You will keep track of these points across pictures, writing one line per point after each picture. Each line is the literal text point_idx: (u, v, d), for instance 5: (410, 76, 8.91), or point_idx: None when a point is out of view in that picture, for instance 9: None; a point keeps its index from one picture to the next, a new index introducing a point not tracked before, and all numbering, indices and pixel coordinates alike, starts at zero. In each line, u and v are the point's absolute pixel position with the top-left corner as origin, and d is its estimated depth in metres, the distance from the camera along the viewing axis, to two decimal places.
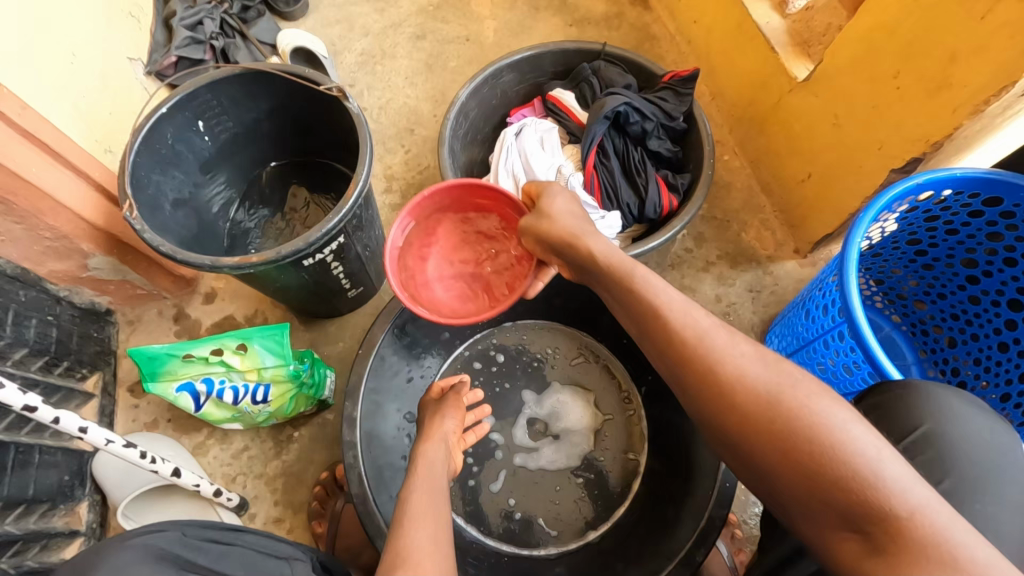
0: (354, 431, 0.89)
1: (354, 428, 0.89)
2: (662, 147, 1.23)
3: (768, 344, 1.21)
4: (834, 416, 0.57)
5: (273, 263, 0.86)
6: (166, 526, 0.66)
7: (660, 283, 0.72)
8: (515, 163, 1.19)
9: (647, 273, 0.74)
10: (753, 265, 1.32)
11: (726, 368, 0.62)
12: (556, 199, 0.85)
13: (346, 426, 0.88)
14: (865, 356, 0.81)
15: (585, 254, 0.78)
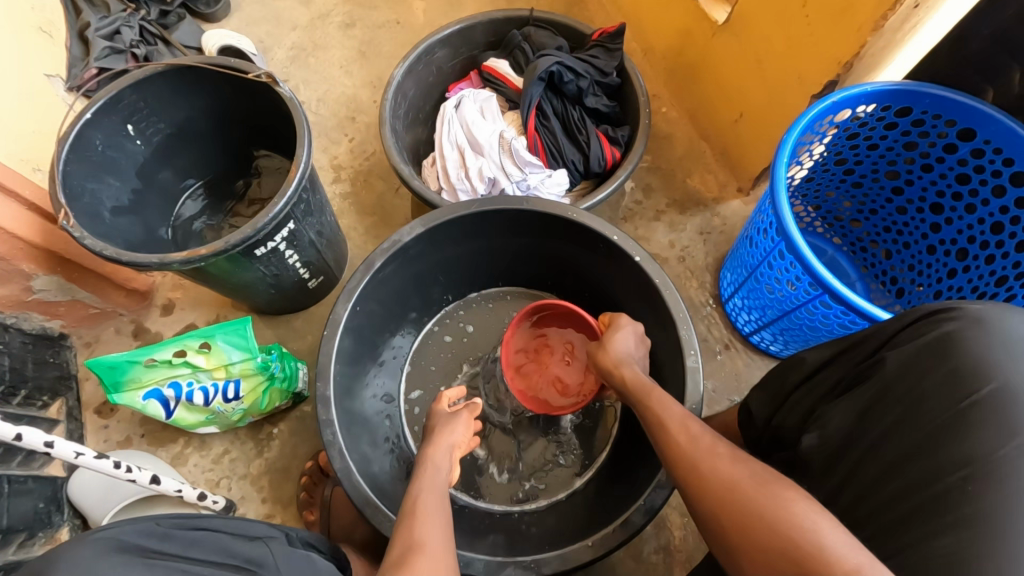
0: (330, 409, 0.87)
1: (328, 407, 0.87)
2: (599, 103, 1.26)
3: (722, 280, 1.26)
4: (788, 499, 0.55)
5: (224, 254, 0.86)
6: (134, 520, 0.65)
7: (673, 403, 0.76)
8: (457, 133, 1.19)
9: (664, 394, 0.78)
10: (701, 209, 1.37)
11: (703, 466, 0.64)
12: (620, 335, 0.92)
13: (319, 405, 0.87)
14: (803, 268, 0.86)
15: (620, 382, 0.85)
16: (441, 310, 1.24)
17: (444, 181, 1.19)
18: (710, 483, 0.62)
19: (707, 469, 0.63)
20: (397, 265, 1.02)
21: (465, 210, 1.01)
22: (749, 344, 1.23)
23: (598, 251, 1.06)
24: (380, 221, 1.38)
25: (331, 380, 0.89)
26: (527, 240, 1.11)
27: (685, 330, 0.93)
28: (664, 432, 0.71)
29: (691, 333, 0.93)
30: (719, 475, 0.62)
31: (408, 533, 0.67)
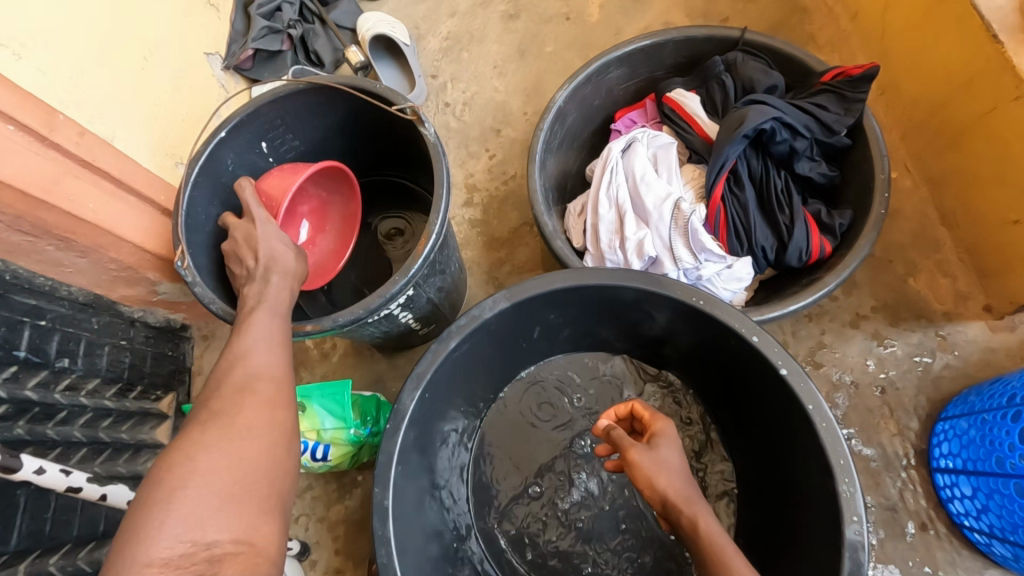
0: (386, 525, 0.73)
1: (386, 520, 0.74)
2: (814, 171, 0.95)
3: (937, 436, 0.93)
4: None
5: (329, 330, 0.73)
6: None
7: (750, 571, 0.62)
8: (620, 188, 0.96)
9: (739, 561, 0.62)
10: (922, 324, 1.02)
11: None
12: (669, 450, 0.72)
13: (375, 519, 0.73)
14: None
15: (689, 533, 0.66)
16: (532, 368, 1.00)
17: (591, 244, 0.98)
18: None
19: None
20: (477, 341, 0.85)
21: (560, 283, 0.81)
22: (958, 533, 0.91)
23: (728, 346, 0.80)
24: (506, 259, 1.21)
25: (391, 484, 0.75)
26: (638, 317, 0.88)
27: (845, 488, 0.67)
28: None
29: (856, 495, 0.66)
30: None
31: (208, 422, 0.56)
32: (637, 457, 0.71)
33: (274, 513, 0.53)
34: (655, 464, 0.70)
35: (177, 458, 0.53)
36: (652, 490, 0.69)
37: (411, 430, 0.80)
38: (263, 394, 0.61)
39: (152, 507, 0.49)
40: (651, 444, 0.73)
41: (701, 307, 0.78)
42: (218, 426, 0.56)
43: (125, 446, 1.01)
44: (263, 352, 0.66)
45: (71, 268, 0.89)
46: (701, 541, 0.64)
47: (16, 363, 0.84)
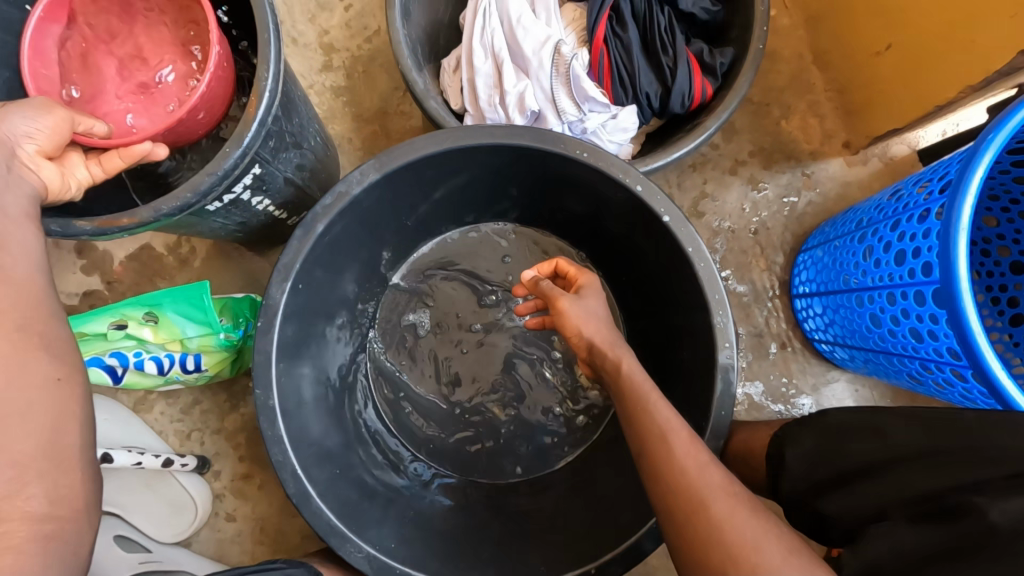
0: (274, 423, 0.69)
1: (274, 419, 0.69)
2: (698, 6, 0.89)
3: (799, 266, 1.03)
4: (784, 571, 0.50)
5: (154, 221, 0.60)
6: None
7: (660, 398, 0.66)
8: (495, 34, 0.84)
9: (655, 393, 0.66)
10: (791, 165, 1.07)
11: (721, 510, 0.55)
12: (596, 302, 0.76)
13: (261, 420, 0.68)
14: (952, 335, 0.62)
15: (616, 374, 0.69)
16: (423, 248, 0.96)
17: (469, 102, 0.87)
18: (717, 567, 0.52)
19: (750, 564, 0.51)
20: (351, 222, 0.76)
21: (433, 146, 0.72)
22: (811, 347, 1.04)
23: (613, 201, 0.79)
24: (382, 132, 1.07)
25: (274, 384, 0.70)
26: (525, 178, 0.83)
27: (719, 319, 0.71)
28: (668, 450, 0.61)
29: (729, 325, 0.71)
30: (713, 529, 0.54)
31: None
32: (566, 306, 0.74)
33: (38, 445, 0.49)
34: (584, 313, 0.74)
35: None
36: (579, 337, 0.73)
37: (287, 326, 0.72)
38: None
39: None
40: (580, 296, 0.76)
41: (586, 159, 0.74)
42: None
43: None
44: None
45: None
46: (625, 379, 0.68)
47: None
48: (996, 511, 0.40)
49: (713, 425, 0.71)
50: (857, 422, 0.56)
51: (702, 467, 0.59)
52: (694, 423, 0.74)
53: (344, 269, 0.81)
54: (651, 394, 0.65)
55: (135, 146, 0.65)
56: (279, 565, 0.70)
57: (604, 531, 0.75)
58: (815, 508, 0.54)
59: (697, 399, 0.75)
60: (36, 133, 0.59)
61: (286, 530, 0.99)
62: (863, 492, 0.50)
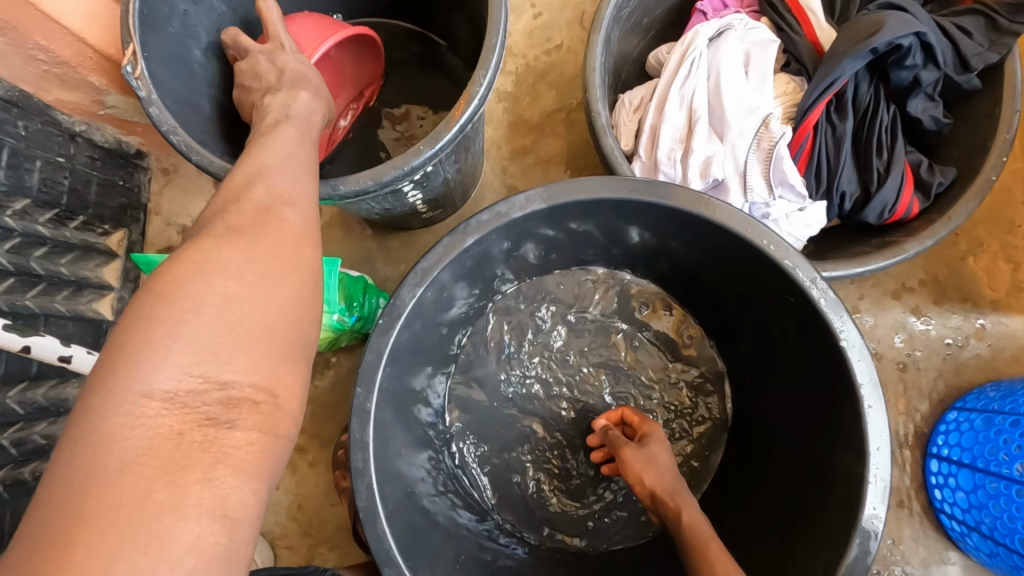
0: (366, 429, 0.65)
1: (366, 424, 0.65)
2: (928, 114, 0.79)
3: (943, 425, 0.90)
4: None
5: (326, 198, 0.57)
6: None
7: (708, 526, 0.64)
8: (698, 87, 0.78)
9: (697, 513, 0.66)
10: (965, 308, 0.95)
11: None
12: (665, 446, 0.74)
13: (354, 420, 0.64)
14: None
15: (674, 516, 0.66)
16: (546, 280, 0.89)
17: (646, 150, 0.81)
18: None
19: None
20: (498, 243, 0.71)
21: (609, 193, 0.67)
22: (931, 516, 0.91)
23: (779, 301, 0.71)
24: (531, 148, 1.03)
25: (376, 386, 0.66)
26: (677, 245, 0.77)
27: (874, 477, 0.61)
28: None
29: (886, 484, 0.61)
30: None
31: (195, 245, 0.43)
32: (629, 454, 0.73)
33: (303, 356, 0.45)
34: (643, 459, 0.72)
35: (182, 277, 0.41)
36: (642, 486, 0.71)
37: (402, 335, 0.68)
38: (290, 215, 0.48)
39: (154, 325, 0.38)
40: (643, 444, 0.74)
41: (769, 251, 0.66)
42: (241, 244, 0.44)
43: (63, 282, 0.87)
44: (292, 169, 0.52)
45: None
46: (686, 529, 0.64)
47: None
48: None
49: None
50: None
51: None
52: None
53: (473, 283, 0.77)
54: (712, 540, 0.62)
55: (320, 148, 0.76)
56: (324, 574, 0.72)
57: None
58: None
59: (817, 552, 0.65)
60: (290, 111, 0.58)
61: (322, 515, 0.96)
62: None
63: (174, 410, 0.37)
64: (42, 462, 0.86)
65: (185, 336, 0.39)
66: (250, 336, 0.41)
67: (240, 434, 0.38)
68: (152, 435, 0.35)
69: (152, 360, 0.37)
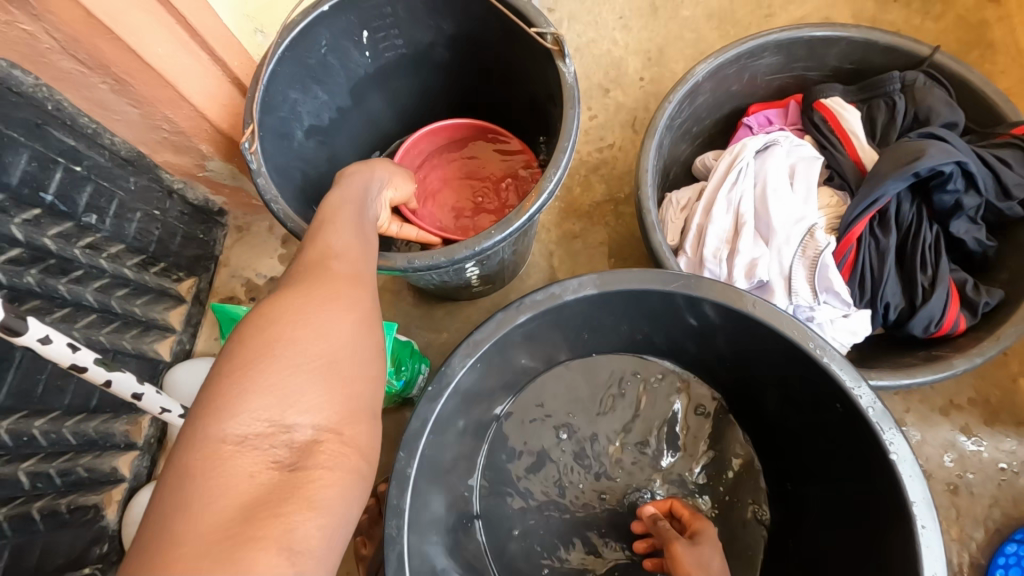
0: (404, 495, 0.65)
1: (404, 490, 0.66)
2: (971, 235, 0.81)
3: (1004, 559, 0.84)
4: None
5: (399, 269, 0.62)
6: None
7: None
8: (745, 193, 0.83)
9: None
10: (1020, 432, 0.91)
11: None
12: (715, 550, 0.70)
13: (393, 486, 0.65)
14: None
15: None
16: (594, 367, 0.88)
17: (693, 246, 0.85)
18: None
19: None
20: (548, 323, 0.74)
21: (662, 283, 0.71)
22: None
23: (827, 406, 0.70)
24: (579, 234, 1.09)
25: (418, 452, 0.67)
26: (724, 341, 0.78)
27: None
28: None
29: None
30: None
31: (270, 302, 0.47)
32: (681, 553, 0.69)
33: (371, 391, 0.47)
34: (696, 562, 0.68)
35: (257, 329, 0.44)
36: None
37: (447, 404, 0.70)
38: (347, 267, 0.52)
39: (232, 377, 0.41)
40: (694, 543, 0.70)
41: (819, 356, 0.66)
42: (309, 292, 0.48)
43: (135, 321, 0.94)
44: (348, 228, 0.57)
45: (122, 116, 0.79)
46: None
47: (40, 207, 0.75)
48: None
49: None
50: None
51: None
52: None
53: (519, 360, 0.79)
54: None
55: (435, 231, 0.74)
56: None
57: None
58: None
59: None
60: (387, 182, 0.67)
61: None
62: None
63: (247, 452, 0.38)
64: (79, 494, 0.89)
65: (260, 379, 0.41)
66: (320, 376, 0.43)
67: (307, 470, 0.39)
68: (228, 473, 0.37)
69: (231, 403, 0.40)
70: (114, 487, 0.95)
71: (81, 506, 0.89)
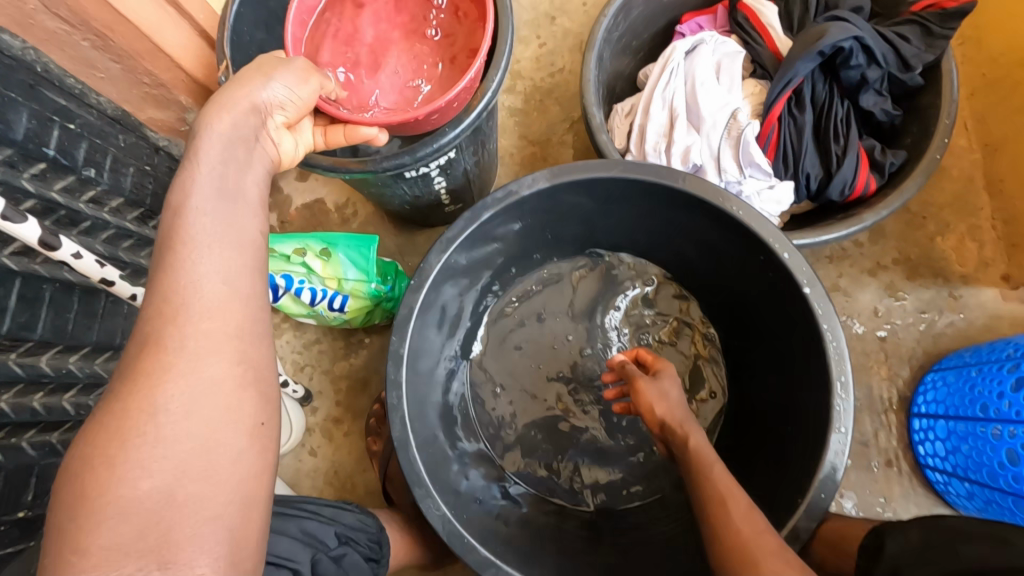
0: (400, 370, 0.76)
1: (400, 366, 0.77)
2: (879, 106, 0.91)
3: (922, 387, 0.98)
4: None
5: (371, 172, 0.72)
6: None
7: (712, 455, 0.68)
8: (676, 89, 0.92)
9: (701, 441, 0.70)
10: (937, 282, 1.04)
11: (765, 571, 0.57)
12: (675, 382, 0.79)
13: (390, 363, 0.76)
14: None
15: (682, 441, 0.71)
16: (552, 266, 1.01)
17: (636, 145, 0.95)
18: None
19: None
20: (511, 218, 0.84)
21: (602, 172, 0.79)
22: (920, 475, 0.97)
23: (752, 263, 0.81)
24: (540, 154, 1.18)
25: (408, 335, 0.78)
26: (665, 224, 0.88)
27: (839, 402, 0.70)
28: (724, 512, 0.63)
29: (849, 410, 0.69)
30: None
31: (121, 389, 0.47)
32: (642, 385, 0.79)
33: (244, 457, 0.48)
34: (650, 390, 0.78)
35: (104, 437, 0.45)
36: (652, 413, 0.76)
37: (429, 295, 0.80)
38: (203, 323, 0.49)
39: (87, 498, 0.43)
40: (656, 377, 0.80)
41: (739, 216, 0.76)
42: (154, 379, 0.46)
43: (143, 270, 1.03)
44: (204, 252, 0.50)
45: (105, 73, 0.87)
46: (693, 453, 0.69)
47: (45, 161, 0.81)
48: None
49: (808, 505, 0.68)
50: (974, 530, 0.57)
51: (760, 534, 0.60)
52: (789, 499, 0.72)
53: (490, 258, 0.90)
54: (717, 464, 0.67)
55: (361, 129, 0.68)
56: (358, 512, 0.74)
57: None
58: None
59: (796, 478, 0.74)
60: (288, 104, 0.60)
61: (355, 480, 1.06)
62: None
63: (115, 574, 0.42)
64: None
65: (118, 496, 0.43)
66: (188, 471, 0.45)
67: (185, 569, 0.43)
68: None
69: (89, 529, 0.42)
70: None
71: None
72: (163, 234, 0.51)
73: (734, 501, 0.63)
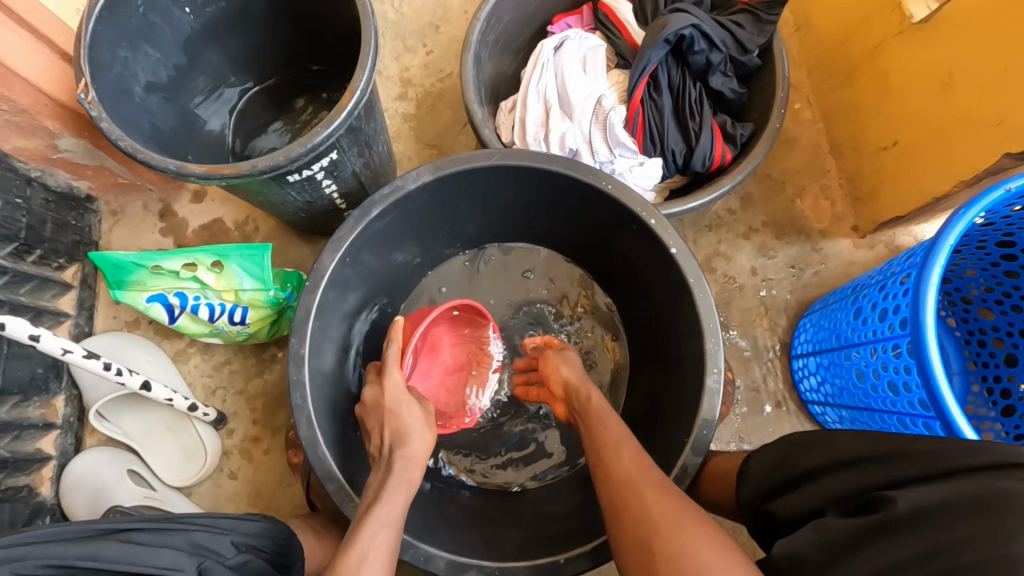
0: (302, 370, 0.77)
1: (302, 366, 0.77)
2: (726, 86, 1.03)
3: (797, 331, 1.09)
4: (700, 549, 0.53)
5: (248, 177, 0.73)
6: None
7: (607, 414, 0.74)
8: (548, 83, 1.00)
9: (599, 401, 0.77)
10: (801, 239, 1.16)
11: (645, 495, 0.61)
12: (568, 356, 0.87)
13: (291, 364, 0.76)
14: (928, 397, 0.68)
15: (585, 400, 0.78)
16: (453, 259, 1.07)
17: (519, 137, 1.01)
18: (643, 534, 0.57)
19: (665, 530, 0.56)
20: (402, 213, 0.86)
21: (482, 160, 0.83)
22: (805, 410, 1.08)
23: (626, 233, 0.88)
24: (438, 156, 1.22)
25: (308, 335, 0.79)
26: (549, 208, 0.94)
27: (710, 346, 0.77)
28: (610, 457, 0.67)
29: (719, 352, 0.76)
30: (644, 509, 0.59)
31: None
32: (551, 354, 0.88)
33: None
34: (559, 357, 0.87)
35: None
36: (558, 378, 0.83)
37: (326, 296, 0.82)
38: None
39: None
40: (562, 352, 0.89)
41: (609, 191, 0.82)
42: None
43: (24, 308, 0.98)
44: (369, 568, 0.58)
45: None
46: (595, 411, 0.75)
47: None
48: (905, 503, 0.49)
49: (693, 443, 0.74)
50: (812, 439, 0.65)
51: (644, 469, 0.65)
52: (678, 440, 0.79)
53: (386, 255, 0.93)
54: (605, 419, 0.73)
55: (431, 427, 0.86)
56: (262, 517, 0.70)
57: (580, 531, 0.78)
58: (767, 508, 0.64)
59: (680, 421, 0.81)
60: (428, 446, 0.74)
61: (279, 497, 1.04)
62: (803, 494, 0.61)
63: None
64: (9, 475, 0.94)
65: None
66: None
67: None
68: None
69: None
70: (42, 466, 1.00)
71: (13, 485, 0.94)
72: (342, 553, 0.59)
73: (625, 447, 0.67)
